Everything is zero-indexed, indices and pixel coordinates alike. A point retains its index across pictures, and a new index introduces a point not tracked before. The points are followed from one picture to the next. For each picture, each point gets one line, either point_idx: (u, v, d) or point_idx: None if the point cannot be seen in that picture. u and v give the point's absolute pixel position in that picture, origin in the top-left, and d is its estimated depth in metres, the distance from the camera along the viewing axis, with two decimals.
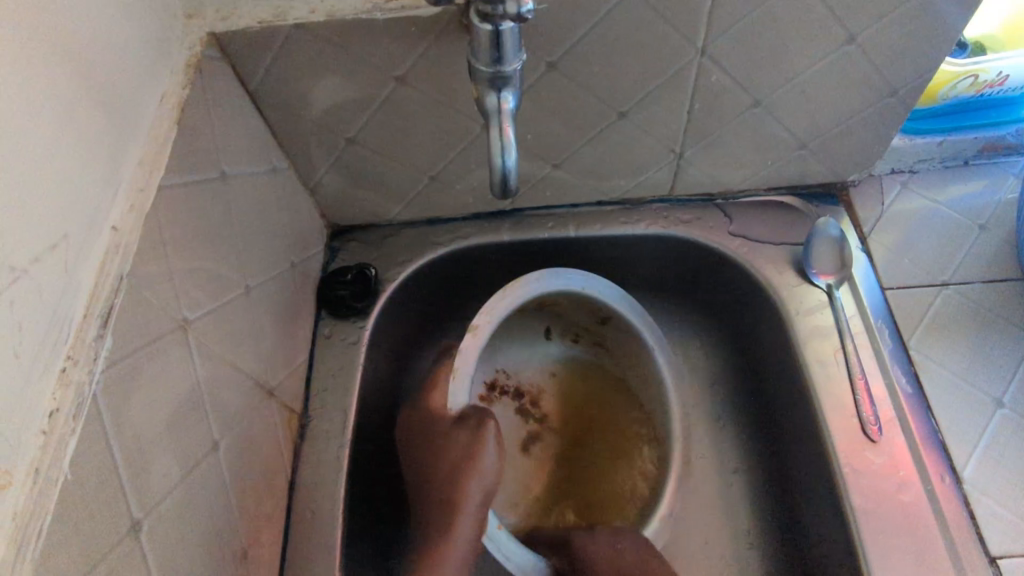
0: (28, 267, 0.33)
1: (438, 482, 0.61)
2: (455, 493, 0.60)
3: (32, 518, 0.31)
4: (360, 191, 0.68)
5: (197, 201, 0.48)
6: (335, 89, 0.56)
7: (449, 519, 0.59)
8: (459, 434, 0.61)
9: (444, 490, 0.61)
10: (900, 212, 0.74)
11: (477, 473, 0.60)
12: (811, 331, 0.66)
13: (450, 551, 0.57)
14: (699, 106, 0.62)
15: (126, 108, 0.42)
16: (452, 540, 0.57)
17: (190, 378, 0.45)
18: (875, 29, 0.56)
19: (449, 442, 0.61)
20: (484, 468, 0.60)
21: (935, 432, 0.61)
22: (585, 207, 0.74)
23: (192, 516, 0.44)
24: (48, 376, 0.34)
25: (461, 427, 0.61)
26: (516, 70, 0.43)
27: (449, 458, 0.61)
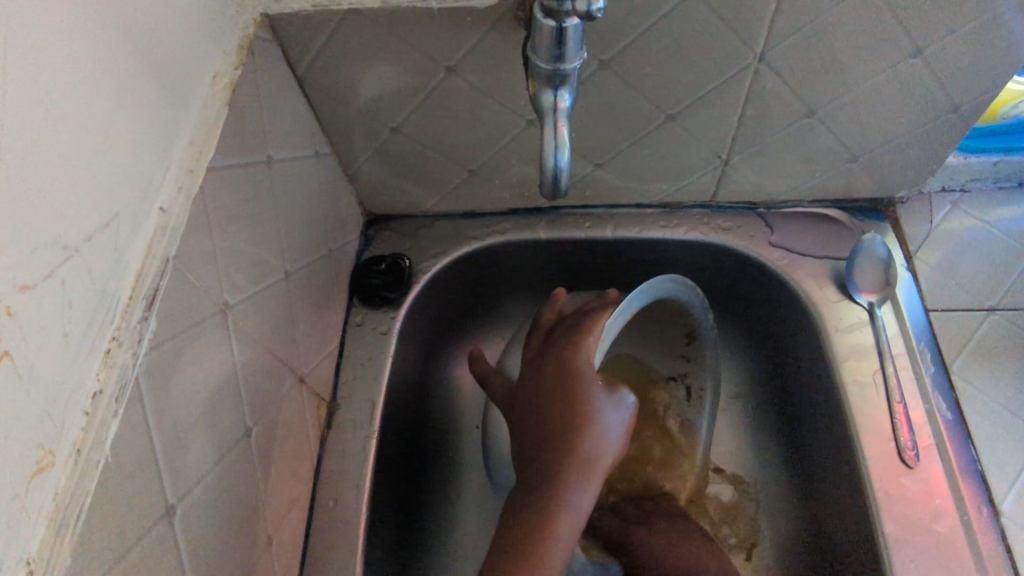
0: (79, 246, 0.33)
1: (557, 441, 0.51)
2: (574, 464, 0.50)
3: (72, 501, 0.31)
4: (399, 180, 0.67)
5: (243, 184, 0.48)
6: (383, 76, 0.55)
7: (562, 484, 0.49)
8: (608, 400, 0.52)
9: (568, 446, 0.50)
10: (948, 232, 0.71)
11: (607, 442, 0.51)
12: (850, 350, 0.64)
13: (564, 527, 0.48)
14: (750, 112, 0.60)
15: (179, 87, 0.41)
16: (567, 510, 0.49)
17: (226, 363, 0.44)
18: (943, 43, 0.54)
19: (583, 400, 0.51)
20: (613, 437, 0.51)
21: (975, 463, 0.59)
22: (624, 208, 0.73)
23: (222, 502, 0.43)
24: (94, 357, 0.33)
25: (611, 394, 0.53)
26: (575, 69, 0.42)
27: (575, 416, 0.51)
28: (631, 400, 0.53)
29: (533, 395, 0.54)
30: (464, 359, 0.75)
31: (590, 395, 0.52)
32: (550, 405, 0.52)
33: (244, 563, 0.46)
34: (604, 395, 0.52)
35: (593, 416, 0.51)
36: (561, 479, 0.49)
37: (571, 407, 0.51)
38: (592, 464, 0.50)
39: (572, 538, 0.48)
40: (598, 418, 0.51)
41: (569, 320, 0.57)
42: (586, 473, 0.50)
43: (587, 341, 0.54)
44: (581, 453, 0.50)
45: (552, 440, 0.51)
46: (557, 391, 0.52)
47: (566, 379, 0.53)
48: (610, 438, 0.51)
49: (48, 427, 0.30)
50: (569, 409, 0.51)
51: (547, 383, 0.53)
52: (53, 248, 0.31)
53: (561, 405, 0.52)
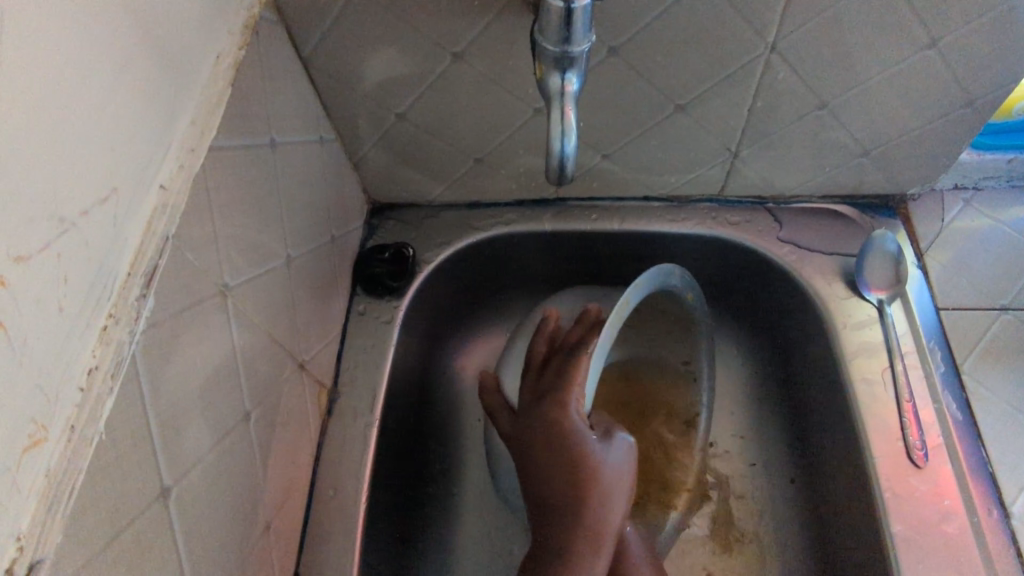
0: (77, 219, 0.32)
1: (565, 507, 0.52)
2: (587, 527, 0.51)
3: (65, 476, 0.30)
4: (404, 169, 0.67)
5: (245, 166, 0.47)
6: (389, 61, 0.54)
7: (575, 548, 0.51)
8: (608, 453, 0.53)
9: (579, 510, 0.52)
10: (960, 230, 0.70)
11: (616, 497, 0.53)
12: (858, 347, 0.63)
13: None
14: (761, 103, 0.60)
15: (182, 64, 0.41)
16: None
17: (225, 345, 0.44)
18: (960, 33, 0.53)
19: (586, 458, 0.52)
20: (621, 490, 0.53)
21: (985, 464, 0.58)
22: (631, 201, 0.72)
23: (219, 486, 0.43)
24: (91, 332, 0.33)
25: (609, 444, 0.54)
26: (584, 51, 0.41)
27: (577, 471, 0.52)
28: (625, 442, 0.55)
29: (530, 444, 0.54)
30: (467, 352, 0.75)
31: (582, 450, 0.52)
32: (550, 458, 0.53)
33: (242, 549, 0.46)
34: (597, 445, 0.53)
35: (597, 473, 0.52)
36: (572, 536, 0.51)
37: (571, 459, 0.52)
38: (600, 515, 0.52)
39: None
40: (604, 473, 0.53)
41: (558, 363, 0.57)
42: (594, 525, 0.52)
43: (574, 393, 0.54)
44: (587, 507, 0.52)
45: (556, 493, 0.53)
46: (552, 441, 0.53)
47: (557, 433, 0.53)
48: (613, 488, 0.53)
49: (41, 400, 0.30)
50: (568, 465, 0.52)
51: (543, 434, 0.54)
52: (50, 219, 0.30)
53: (561, 460, 0.53)
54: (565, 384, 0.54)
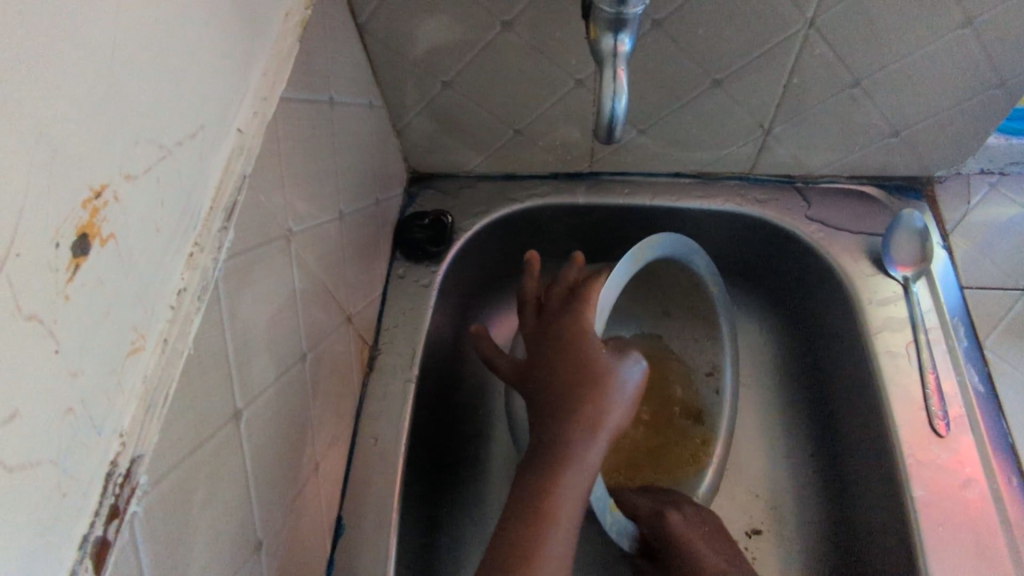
0: (173, 149, 0.35)
1: (564, 407, 0.52)
2: (582, 425, 0.51)
3: (159, 385, 0.33)
4: (446, 138, 0.69)
5: (308, 120, 0.50)
6: (440, 29, 0.57)
7: (569, 442, 0.51)
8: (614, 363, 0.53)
9: (575, 408, 0.52)
10: (985, 214, 0.72)
11: (614, 402, 0.52)
12: (883, 322, 0.65)
13: (574, 472, 0.50)
14: (796, 81, 0.62)
15: (258, 17, 0.43)
16: (573, 469, 0.50)
17: (287, 287, 0.47)
18: (994, 14, 0.55)
19: (594, 364, 0.53)
20: (621, 398, 0.53)
21: (1006, 435, 0.59)
22: (662, 177, 0.74)
23: (279, 420, 0.45)
24: (180, 258, 0.35)
25: (620, 357, 0.54)
26: (637, 13, 0.44)
27: (579, 375, 0.53)
28: (642, 364, 0.55)
29: (539, 365, 0.55)
30: (499, 323, 0.77)
31: (598, 355, 0.53)
32: (559, 366, 0.54)
33: (295, 482, 0.48)
34: (612, 356, 0.54)
35: (604, 377, 0.52)
36: (569, 424, 0.51)
37: (579, 362, 0.53)
38: (598, 409, 0.52)
39: (585, 479, 0.51)
40: (609, 380, 0.53)
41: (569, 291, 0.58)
42: (590, 419, 0.52)
43: (590, 311, 0.55)
44: (591, 406, 0.52)
45: (561, 391, 0.53)
46: (563, 352, 0.54)
47: (565, 343, 0.54)
48: (623, 390, 0.53)
49: (141, 312, 0.32)
50: (573, 365, 0.53)
51: (553, 347, 0.55)
52: (152, 146, 0.33)
53: (571, 368, 0.53)
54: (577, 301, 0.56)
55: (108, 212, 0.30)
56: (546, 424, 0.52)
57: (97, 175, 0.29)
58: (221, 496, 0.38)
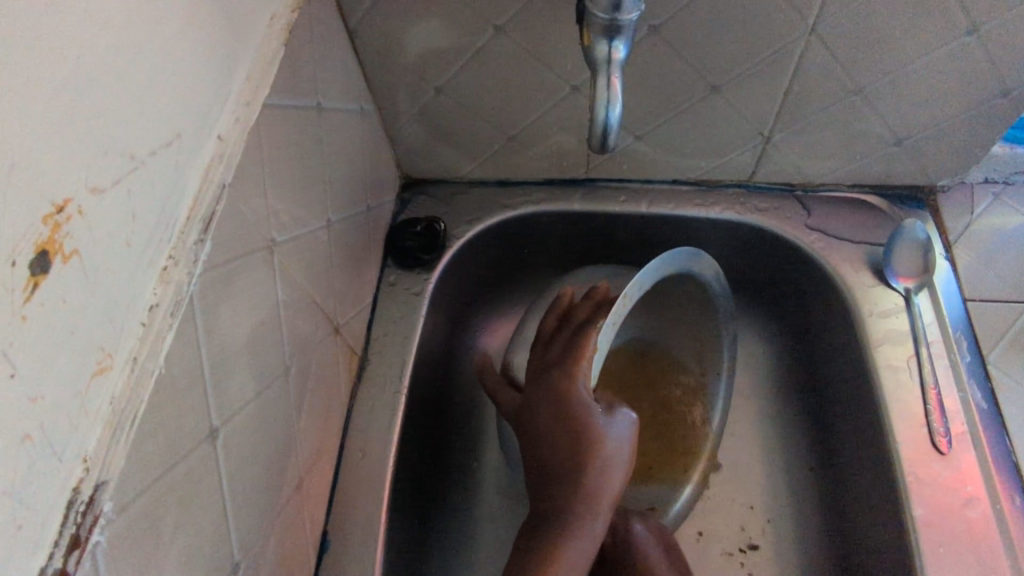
0: (146, 159, 0.33)
1: (563, 479, 0.53)
2: (583, 497, 0.52)
3: (127, 406, 0.31)
4: (439, 144, 0.68)
5: (294, 127, 0.48)
6: (433, 33, 0.55)
7: (571, 516, 0.52)
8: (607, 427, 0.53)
9: (573, 479, 0.52)
10: (989, 224, 0.70)
11: (611, 468, 0.53)
12: (884, 335, 0.64)
13: (577, 548, 0.51)
14: (797, 88, 0.60)
15: (241, 20, 0.42)
16: (579, 540, 0.51)
17: (270, 299, 0.45)
18: (1001, 21, 0.53)
19: (586, 429, 0.53)
20: (617, 462, 0.53)
21: (1009, 453, 0.58)
22: (659, 185, 0.73)
23: (259, 436, 0.44)
24: (152, 271, 0.34)
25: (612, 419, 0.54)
26: (632, 20, 0.42)
27: (570, 442, 0.53)
28: (630, 415, 0.55)
29: (534, 422, 0.55)
30: (492, 332, 0.76)
31: (590, 422, 0.53)
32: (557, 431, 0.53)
33: (276, 500, 0.47)
34: (603, 419, 0.54)
35: (596, 444, 0.53)
36: (573, 498, 0.52)
37: (577, 432, 0.53)
38: (598, 482, 0.52)
39: (587, 550, 0.51)
40: (603, 445, 0.53)
41: (566, 337, 0.57)
42: (591, 493, 0.52)
43: (582, 365, 0.54)
44: (587, 476, 0.52)
45: (560, 462, 0.53)
46: (560, 416, 0.53)
47: (563, 406, 0.53)
48: (617, 455, 0.53)
49: (109, 329, 0.31)
50: (572, 435, 0.53)
51: (548, 410, 0.54)
52: (122, 157, 0.31)
53: (566, 435, 0.53)
54: (571, 359, 0.54)
55: (72, 227, 0.28)
56: (548, 497, 0.53)
57: (60, 190, 0.28)
58: (195, 518, 0.37)
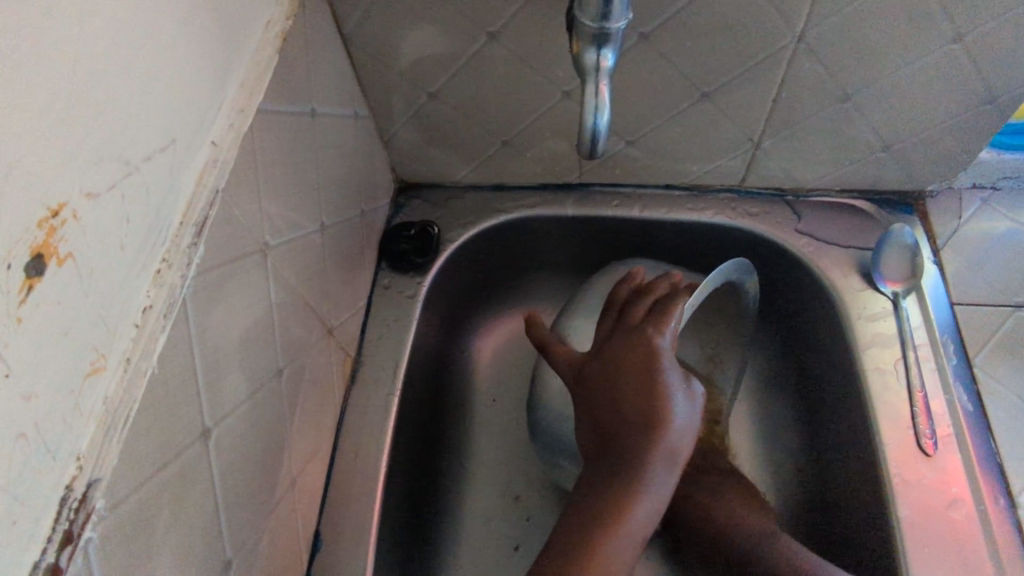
0: (140, 165, 0.34)
1: (636, 435, 0.51)
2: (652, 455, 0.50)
3: (120, 406, 0.32)
4: (433, 149, 0.69)
5: (288, 131, 0.49)
6: (426, 39, 0.56)
7: (644, 471, 0.50)
8: (684, 386, 0.53)
9: (647, 434, 0.51)
10: (977, 229, 0.71)
11: (683, 427, 0.51)
12: (872, 338, 0.64)
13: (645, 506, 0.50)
14: (785, 94, 0.61)
15: (235, 28, 0.42)
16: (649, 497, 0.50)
17: (263, 300, 0.46)
18: (985, 30, 0.54)
19: (665, 387, 0.52)
20: (689, 424, 0.52)
21: (993, 455, 0.59)
22: (652, 189, 0.74)
23: (251, 437, 0.45)
24: (145, 275, 0.35)
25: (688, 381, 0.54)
26: (620, 28, 0.43)
27: (644, 400, 0.52)
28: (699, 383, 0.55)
29: (608, 374, 0.54)
30: (485, 334, 0.77)
31: (670, 378, 0.52)
32: (632, 383, 0.52)
33: (269, 499, 0.47)
34: (682, 378, 0.53)
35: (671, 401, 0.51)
36: (647, 453, 0.50)
37: (657, 388, 0.52)
38: (673, 445, 0.51)
39: (652, 512, 0.50)
40: (679, 404, 0.52)
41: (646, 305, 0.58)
42: (662, 453, 0.50)
43: (666, 327, 0.55)
44: (664, 433, 0.50)
45: (631, 418, 0.52)
46: (639, 369, 0.53)
47: (640, 362, 0.53)
48: (692, 417, 0.52)
49: (102, 331, 0.32)
50: (650, 389, 0.52)
51: (628, 366, 0.54)
52: (116, 163, 0.32)
53: (643, 389, 0.52)
54: (659, 320, 0.56)
55: (66, 231, 0.29)
56: (617, 453, 0.51)
57: (55, 194, 0.28)
58: (187, 517, 0.38)
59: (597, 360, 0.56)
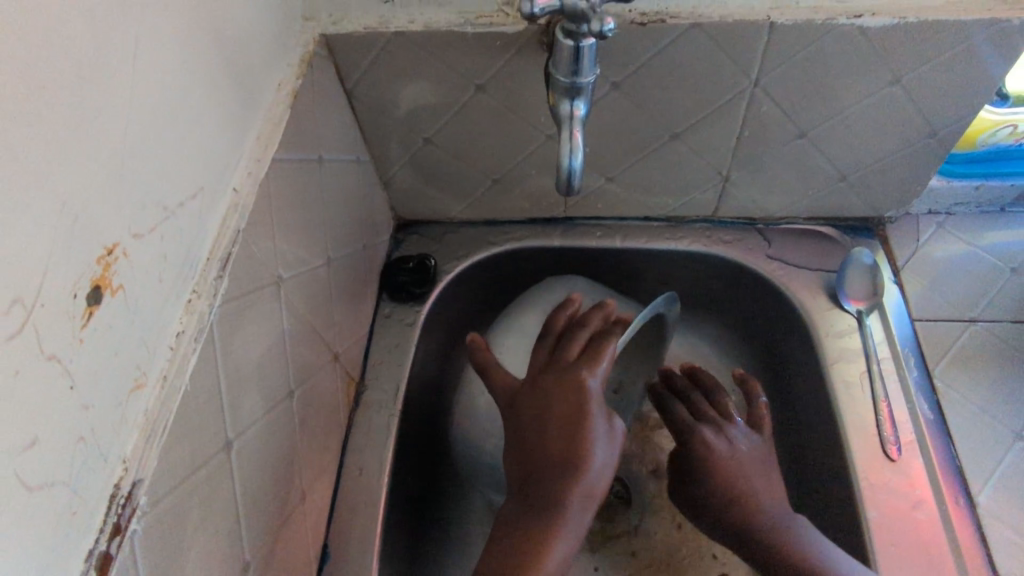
0: (175, 209, 0.40)
1: (554, 473, 0.52)
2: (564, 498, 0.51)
3: (158, 418, 0.37)
4: (429, 188, 0.75)
5: (299, 177, 0.55)
6: (421, 92, 0.62)
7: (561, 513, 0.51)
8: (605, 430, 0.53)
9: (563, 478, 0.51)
10: (934, 251, 0.77)
11: (596, 474, 0.52)
12: (839, 353, 0.70)
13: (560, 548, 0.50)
14: (748, 132, 0.67)
15: (252, 89, 0.48)
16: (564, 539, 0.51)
17: (277, 327, 0.51)
18: (920, 73, 0.60)
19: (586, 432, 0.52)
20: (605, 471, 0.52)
21: (954, 458, 0.63)
22: (632, 221, 0.80)
23: (266, 452, 0.49)
24: (179, 304, 0.40)
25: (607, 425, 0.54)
26: (590, 82, 0.49)
27: (564, 443, 0.52)
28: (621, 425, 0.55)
29: (536, 411, 0.55)
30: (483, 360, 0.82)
31: (593, 422, 0.53)
32: (556, 421, 0.53)
33: (282, 510, 0.52)
34: (603, 422, 0.53)
35: (587, 446, 0.52)
36: (564, 495, 0.51)
37: (575, 432, 0.52)
38: (592, 485, 0.52)
39: (570, 550, 0.51)
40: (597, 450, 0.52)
41: (580, 342, 0.58)
42: (580, 492, 0.51)
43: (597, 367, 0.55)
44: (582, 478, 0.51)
45: (552, 458, 0.52)
46: (567, 413, 0.53)
47: (569, 402, 0.54)
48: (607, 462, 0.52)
49: (144, 352, 0.37)
50: (574, 429, 0.52)
51: (557, 405, 0.54)
52: (156, 209, 0.38)
53: (567, 432, 0.52)
54: (590, 358, 0.56)
55: (118, 266, 0.35)
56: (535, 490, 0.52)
57: (110, 236, 0.34)
58: (212, 520, 0.42)
59: (528, 393, 0.56)
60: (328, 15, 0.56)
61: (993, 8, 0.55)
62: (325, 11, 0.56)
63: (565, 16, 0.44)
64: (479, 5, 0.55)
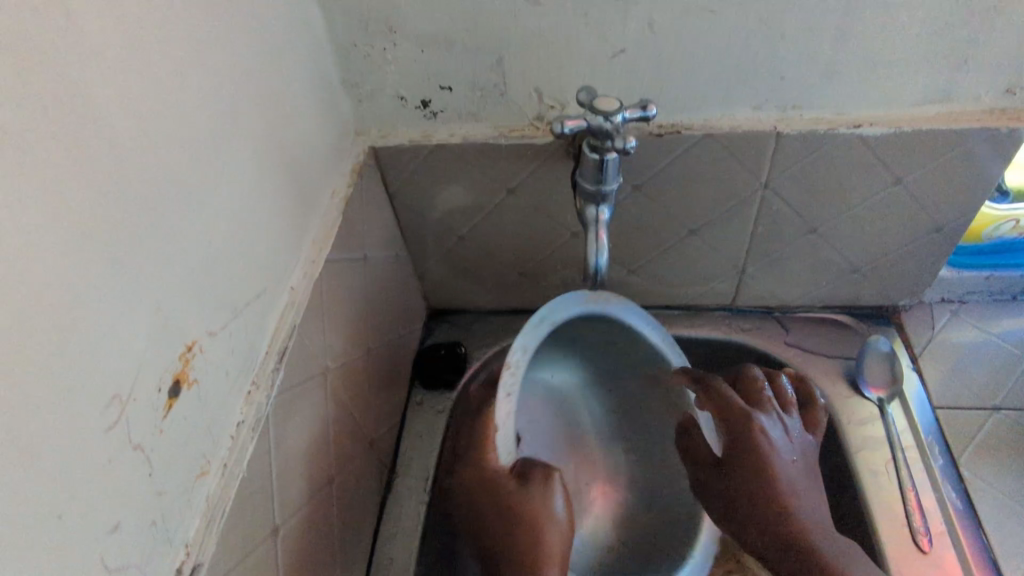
0: (242, 308, 0.44)
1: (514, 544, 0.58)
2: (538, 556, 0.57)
3: (217, 503, 0.40)
4: (462, 280, 0.79)
5: (346, 274, 0.60)
6: (457, 195, 0.68)
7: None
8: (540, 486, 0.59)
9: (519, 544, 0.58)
10: (950, 339, 0.79)
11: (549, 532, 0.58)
12: (863, 441, 0.71)
13: None
14: (761, 228, 0.71)
15: (309, 199, 0.54)
16: None
17: (322, 415, 0.54)
18: (920, 175, 0.65)
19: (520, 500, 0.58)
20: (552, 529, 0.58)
21: (989, 551, 0.62)
22: (654, 310, 0.83)
23: (307, 538, 0.51)
24: (240, 395, 0.44)
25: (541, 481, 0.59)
26: (614, 190, 0.54)
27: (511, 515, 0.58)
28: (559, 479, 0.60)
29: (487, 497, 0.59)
30: None
31: (520, 494, 0.58)
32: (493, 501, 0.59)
33: None
34: (530, 485, 0.59)
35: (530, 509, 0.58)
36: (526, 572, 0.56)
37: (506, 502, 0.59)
38: (564, 548, 0.58)
39: None
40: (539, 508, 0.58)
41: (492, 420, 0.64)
42: (569, 557, 0.59)
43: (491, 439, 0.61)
44: (535, 547, 0.57)
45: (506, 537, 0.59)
46: (491, 481, 0.59)
47: (503, 492, 0.59)
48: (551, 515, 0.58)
49: (209, 440, 0.40)
50: (507, 499, 0.59)
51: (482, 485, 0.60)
52: (227, 308, 0.42)
53: (498, 505, 0.59)
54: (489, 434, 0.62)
55: (195, 362, 0.38)
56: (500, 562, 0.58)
57: (189, 335, 0.38)
58: None
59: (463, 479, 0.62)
60: (376, 130, 0.63)
61: (982, 117, 0.60)
62: (374, 127, 0.63)
63: (591, 133, 0.50)
64: (512, 121, 0.62)
